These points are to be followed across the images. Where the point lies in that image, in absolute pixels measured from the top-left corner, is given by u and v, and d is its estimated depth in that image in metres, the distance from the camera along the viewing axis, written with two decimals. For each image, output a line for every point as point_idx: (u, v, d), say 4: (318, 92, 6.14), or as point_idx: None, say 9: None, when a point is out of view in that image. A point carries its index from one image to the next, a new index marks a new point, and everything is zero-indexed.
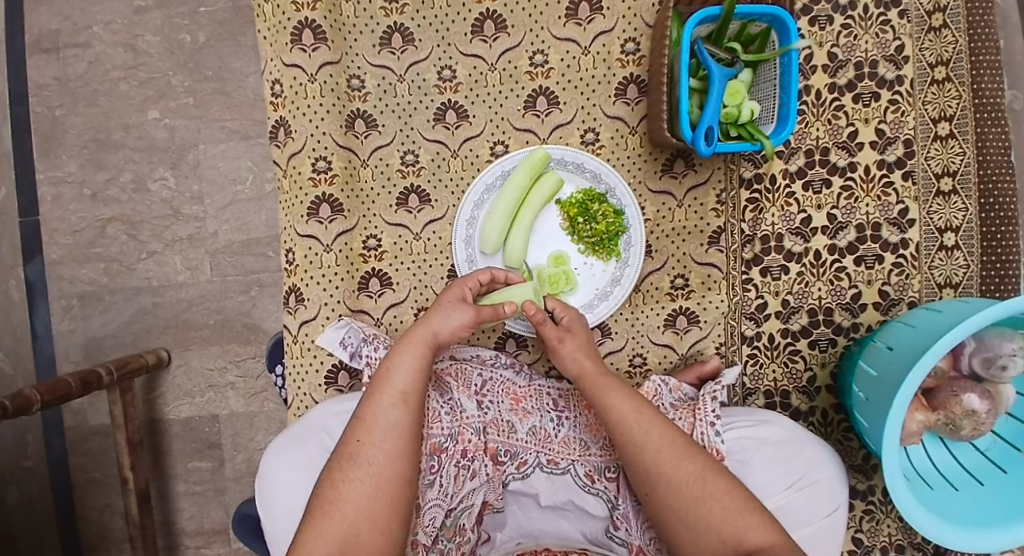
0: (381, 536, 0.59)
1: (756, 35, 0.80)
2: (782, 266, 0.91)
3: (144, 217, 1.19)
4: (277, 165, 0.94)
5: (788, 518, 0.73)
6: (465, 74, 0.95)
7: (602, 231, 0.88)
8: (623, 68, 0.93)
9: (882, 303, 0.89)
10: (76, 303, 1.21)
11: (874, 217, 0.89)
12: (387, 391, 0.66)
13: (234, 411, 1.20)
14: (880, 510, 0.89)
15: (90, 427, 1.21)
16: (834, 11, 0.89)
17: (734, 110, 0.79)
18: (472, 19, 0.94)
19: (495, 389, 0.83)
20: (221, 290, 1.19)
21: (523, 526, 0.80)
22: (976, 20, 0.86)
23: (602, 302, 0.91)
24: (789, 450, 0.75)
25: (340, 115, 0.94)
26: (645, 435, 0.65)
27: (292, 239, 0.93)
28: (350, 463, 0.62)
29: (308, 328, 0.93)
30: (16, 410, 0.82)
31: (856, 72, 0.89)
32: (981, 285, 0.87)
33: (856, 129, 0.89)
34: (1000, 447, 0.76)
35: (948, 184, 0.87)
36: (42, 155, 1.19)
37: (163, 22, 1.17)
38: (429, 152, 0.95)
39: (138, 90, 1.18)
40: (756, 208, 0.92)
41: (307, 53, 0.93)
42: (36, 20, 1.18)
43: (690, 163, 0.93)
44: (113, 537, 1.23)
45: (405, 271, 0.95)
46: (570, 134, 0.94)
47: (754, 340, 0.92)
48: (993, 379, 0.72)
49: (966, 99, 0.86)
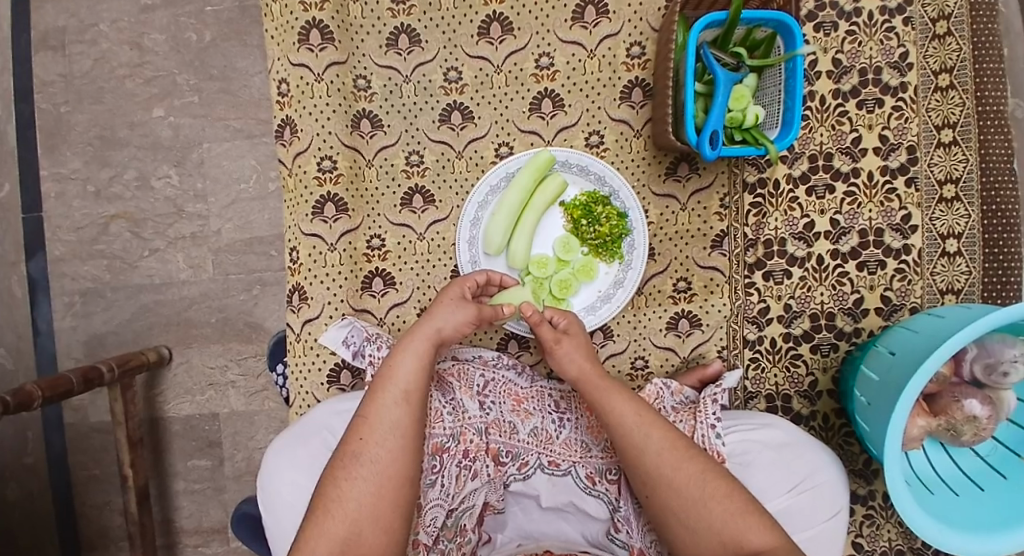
0: (383, 535, 0.59)
1: (761, 40, 0.80)
2: (785, 271, 0.91)
3: (148, 215, 1.19)
4: (282, 163, 0.94)
5: (789, 521, 0.73)
6: (471, 75, 0.95)
7: (605, 234, 0.89)
8: (628, 71, 0.93)
9: (884, 309, 0.90)
10: (78, 300, 1.21)
11: (877, 223, 0.90)
12: (389, 390, 0.66)
13: (234, 410, 1.20)
14: (880, 515, 0.89)
15: (89, 424, 1.21)
16: (839, 17, 0.89)
17: (739, 114, 0.80)
18: (478, 21, 0.94)
19: (496, 390, 0.83)
20: (224, 288, 1.19)
21: (523, 528, 0.80)
22: (980, 27, 0.87)
23: (604, 304, 0.91)
24: (790, 453, 0.76)
25: (346, 115, 0.95)
26: (646, 437, 0.65)
27: (296, 238, 0.94)
28: (352, 461, 0.62)
29: (311, 326, 0.93)
30: (17, 406, 0.82)
31: (861, 78, 0.90)
32: (983, 292, 0.87)
33: (859, 135, 0.90)
34: (1001, 453, 0.76)
35: (951, 191, 0.88)
36: (47, 152, 1.20)
37: (169, 21, 1.17)
38: (434, 152, 0.96)
39: (143, 89, 1.18)
40: (759, 212, 0.92)
41: (314, 53, 0.94)
42: (43, 18, 1.19)
43: (694, 167, 0.93)
44: (111, 535, 1.23)
45: (408, 271, 0.96)
46: (575, 136, 0.94)
47: (756, 344, 0.92)
48: (994, 385, 0.72)
49: (969, 106, 0.87)
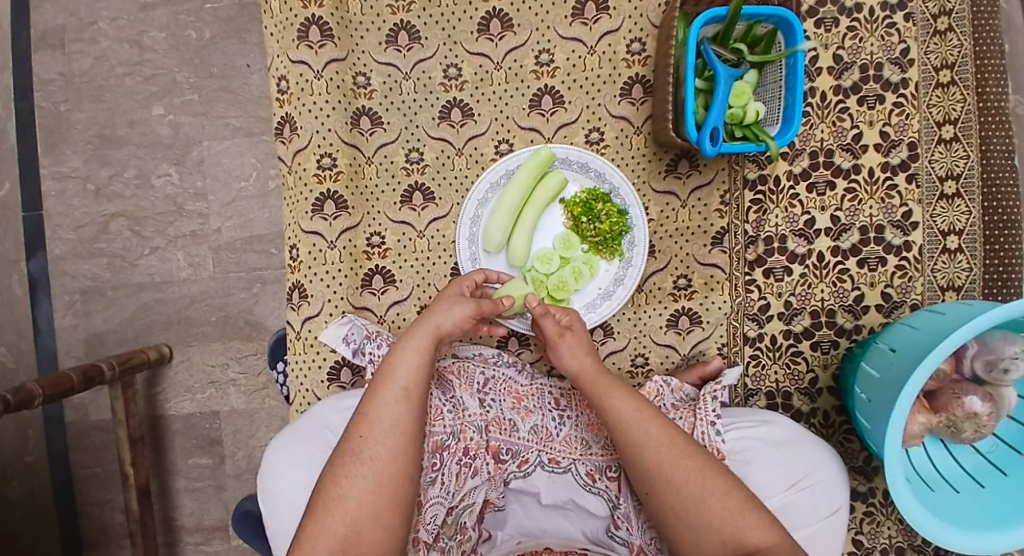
0: (382, 533, 0.59)
1: (762, 36, 0.80)
2: (786, 268, 0.91)
3: (148, 213, 1.19)
4: (283, 161, 0.94)
5: (789, 518, 0.73)
6: (471, 72, 0.95)
7: (606, 231, 0.88)
8: (629, 68, 0.93)
9: (885, 306, 0.90)
10: (78, 298, 1.21)
11: (878, 220, 0.89)
12: (389, 388, 0.66)
13: (235, 408, 1.20)
14: (880, 512, 0.89)
15: (91, 423, 1.22)
16: (840, 13, 0.89)
17: (740, 110, 0.79)
18: (478, 18, 0.94)
19: (496, 387, 0.82)
20: (224, 287, 1.19)
21: (523, 525, 0.80)
22: (981, 23, 0.86)
23: (604, 301, 0.91)
24: (790, 451, 0.76)
25: (345, 113, 0.95)
26: (645, 435, 0.65)
27: (296, 235, 0.94)
28: (352, 458, 0.62)
29: (311, 324, 0.93)
30: (18, 404, 0.82)
31: (861, 74, 0.89)
32: (984, 288, 0.87)
33: (860, 131, 0.90)
34: (1001, 449, 0.76)
35: (951, 187, 0.87)
36: (47, 150, 1.20)
37: (169, 18, 1.17)
38: (434, 150, 0.95)
39: (143, 87, 1.18)
40: (759, 209, 0.92)
41: (314, 50, 0.94)
42: (42, 16, 1.18)
43: (694, 164, 0.93)
44: (112, 533, 1.23)
45: (407, 269, 0.96)
46: (575, 133, 0.94)
47: (756, 341, 0.92)
48: (995, 382, 0.72)
49: (970, 102, 0.87)
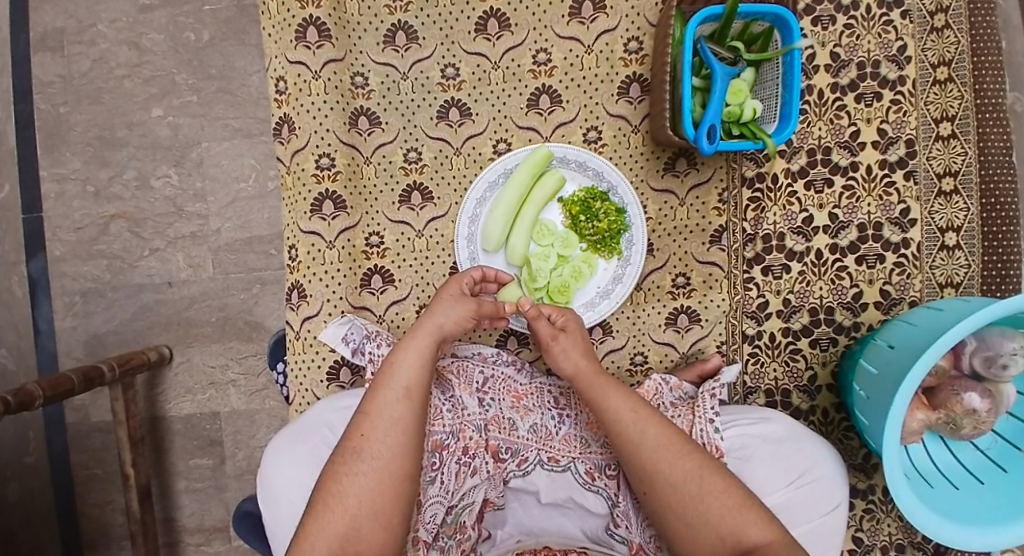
0: (381, 532, 0.59)
1: (758, 35, 0.80)
2: (784, 265, 0.91)
3: (147, 214, 1.19)
4: (281, 160, 0.94)
5: (788, 515, 0.74)
6: (468, 72, 0.95)
7: (604, 229, 0.88)
8: (626, 67, 0.93)
9: (883, 303, 0.90)
10: (78, 299, 1.22)
11: (875, 217, 0.90)
12: (391, 387, 0.66)
13: (235, 408, 1.20)
14: (880, 510, 0.89)
15: (91, 424, 1.22)
16: (836, 11, 0.89)
17: (736, 109, 0.80)
18: (476, 17, 0.94)
19: (496, 386, 0.83)
20: (224, 287, 1.19)
21: (523, 524, 0.80)
22: (978, 20, 0.87)
23: (603, 300, 0.92)
24: (790, 448, 0.75)
25: (344, 113, 0.95)
26: (643, 433, 0.65)
27: (295, 236, 0.94)
28: (353, 455, 0.62)
29: (311, 324, 0.93)
30: (18, 405, 0.82)
31: (858, 72, 0.89)
32: (982, 285, 0.87)
33: (858, 129, 0.90)
34: (1001, 446, 0.76)
35: (949, 184, 0.87)
36: (46, 151, 1.20)
37: (167, 20, 1.17)
38: (432, 149, 0.96)
39: (141, 88, 1.18)
40: (757, 207, 0.92)
41: (312, 50, 0.94)
42: (41, 18, 1.19)
43: (691, 162, 0.93)
44: (113, 534, 1.23)
45: (407, 268, 0.96)
46: (572, 132, 0.94)
47: (755, 339, 0.92)
48: (993, 378, 0.72)
49: (967, 100, 0.87)
